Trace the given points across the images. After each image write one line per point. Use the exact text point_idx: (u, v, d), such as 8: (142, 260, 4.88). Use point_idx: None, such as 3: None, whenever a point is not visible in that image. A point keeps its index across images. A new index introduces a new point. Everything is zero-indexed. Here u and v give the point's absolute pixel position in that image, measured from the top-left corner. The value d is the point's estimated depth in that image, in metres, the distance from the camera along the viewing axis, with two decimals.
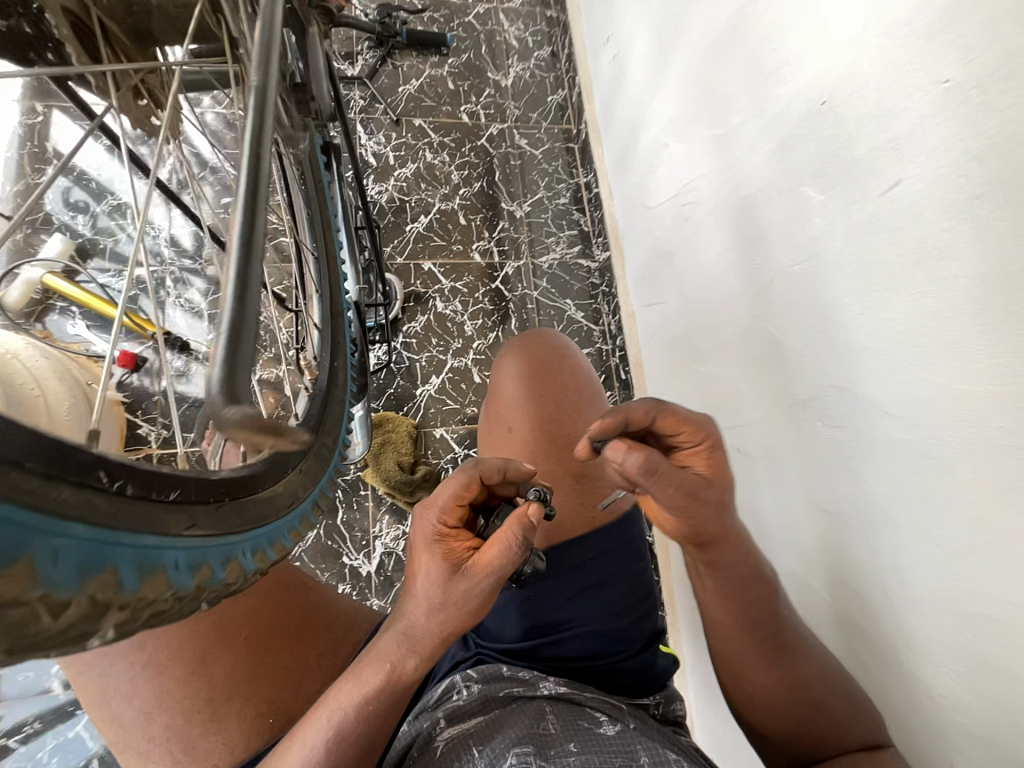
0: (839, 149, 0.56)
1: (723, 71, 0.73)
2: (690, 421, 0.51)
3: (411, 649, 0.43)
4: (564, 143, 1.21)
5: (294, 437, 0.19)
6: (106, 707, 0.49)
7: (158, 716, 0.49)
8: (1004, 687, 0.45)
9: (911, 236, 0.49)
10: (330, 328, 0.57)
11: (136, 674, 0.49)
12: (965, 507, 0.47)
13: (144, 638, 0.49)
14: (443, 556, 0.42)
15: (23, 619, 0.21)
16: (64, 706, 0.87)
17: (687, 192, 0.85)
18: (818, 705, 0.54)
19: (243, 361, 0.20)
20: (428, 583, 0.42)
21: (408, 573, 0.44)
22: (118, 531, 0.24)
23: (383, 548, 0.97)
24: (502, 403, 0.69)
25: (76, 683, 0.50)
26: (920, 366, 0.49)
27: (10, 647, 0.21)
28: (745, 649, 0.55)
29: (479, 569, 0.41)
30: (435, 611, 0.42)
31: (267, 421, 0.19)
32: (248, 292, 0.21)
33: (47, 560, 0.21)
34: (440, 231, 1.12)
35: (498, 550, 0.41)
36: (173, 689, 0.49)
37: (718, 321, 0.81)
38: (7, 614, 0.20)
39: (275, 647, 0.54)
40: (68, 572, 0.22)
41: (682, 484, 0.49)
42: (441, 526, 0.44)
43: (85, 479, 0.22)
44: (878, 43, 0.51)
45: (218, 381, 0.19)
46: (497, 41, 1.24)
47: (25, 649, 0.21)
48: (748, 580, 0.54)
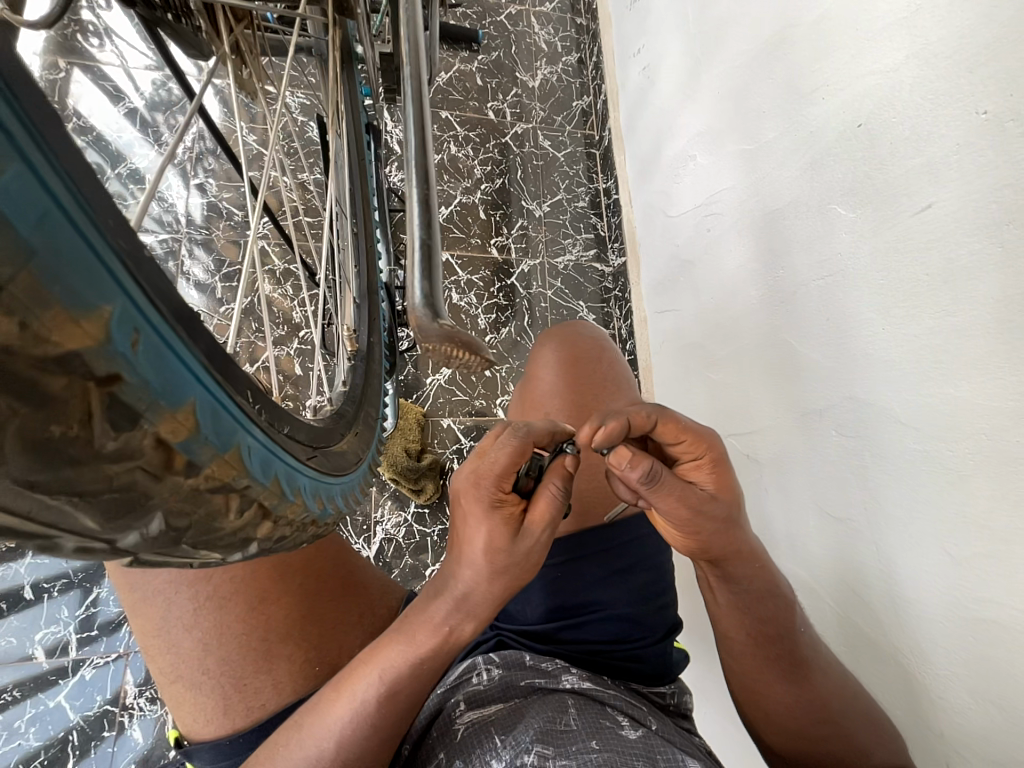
0: (874, 170, 0.59)
1: (757, 89, 0.75)
2: (691, 431, 0.50)
3: (467, 612, 0.43)
4: (585, 148, 1.23)
5: (486, 355, 0.24)
6: (163, 637, 0.49)
7: (214, 650, 0.49)
8: (1002, 687, 0.48)
9: (939, 257, 0.52)
10: (367, 303, 0.56)
11: (199, 604, 0.49)
12: (975, 514, 0.49)
13: (210, 571, 0.49)
14: (504, 520, 0.42)
15: (215, 510, 0.24)
16: (47, 675, 0.84)
17: (710, 204, 0.87)
18: (838, 722, 0.55)
19: (439, 286, 0.23)
20: (491, 547, 0.41)
21: (458, 541, 0.43)
22: (276, 442, 0.27)
23: (383, 534, 0.95)
24: (537, 389, 0.70)
25: (133, 609, 0.49)
26: (940, 380, 0.52)
27: (196, 537, 0.24)
28: (761, 667, 0.56)
29: (536, 526, 0.42)
30: (497, 574, 0.42)
31: (467, 339, 0.23)
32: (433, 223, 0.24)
33: (246, 454, 0.24)
34: (460, 223, 1.11)
35: (549, 501, 0.44)
36: (233, 623, 0.49)
37: (736, 330, 0.82)
38: (213, 499, 0.23)
39: (326, 599, 0.54)
40: (257, 470, 0.25)
41: (683, 498, 0.49)
42: (496, 491, 0.43)
43: (243, 394, 0.25)
44: (918, 73, 0.54)
45: (423, 301, 0.23)
46: (527, 43, 1.25)
47: (204, 541, 0.24)
48: (766, 594, 0.55)
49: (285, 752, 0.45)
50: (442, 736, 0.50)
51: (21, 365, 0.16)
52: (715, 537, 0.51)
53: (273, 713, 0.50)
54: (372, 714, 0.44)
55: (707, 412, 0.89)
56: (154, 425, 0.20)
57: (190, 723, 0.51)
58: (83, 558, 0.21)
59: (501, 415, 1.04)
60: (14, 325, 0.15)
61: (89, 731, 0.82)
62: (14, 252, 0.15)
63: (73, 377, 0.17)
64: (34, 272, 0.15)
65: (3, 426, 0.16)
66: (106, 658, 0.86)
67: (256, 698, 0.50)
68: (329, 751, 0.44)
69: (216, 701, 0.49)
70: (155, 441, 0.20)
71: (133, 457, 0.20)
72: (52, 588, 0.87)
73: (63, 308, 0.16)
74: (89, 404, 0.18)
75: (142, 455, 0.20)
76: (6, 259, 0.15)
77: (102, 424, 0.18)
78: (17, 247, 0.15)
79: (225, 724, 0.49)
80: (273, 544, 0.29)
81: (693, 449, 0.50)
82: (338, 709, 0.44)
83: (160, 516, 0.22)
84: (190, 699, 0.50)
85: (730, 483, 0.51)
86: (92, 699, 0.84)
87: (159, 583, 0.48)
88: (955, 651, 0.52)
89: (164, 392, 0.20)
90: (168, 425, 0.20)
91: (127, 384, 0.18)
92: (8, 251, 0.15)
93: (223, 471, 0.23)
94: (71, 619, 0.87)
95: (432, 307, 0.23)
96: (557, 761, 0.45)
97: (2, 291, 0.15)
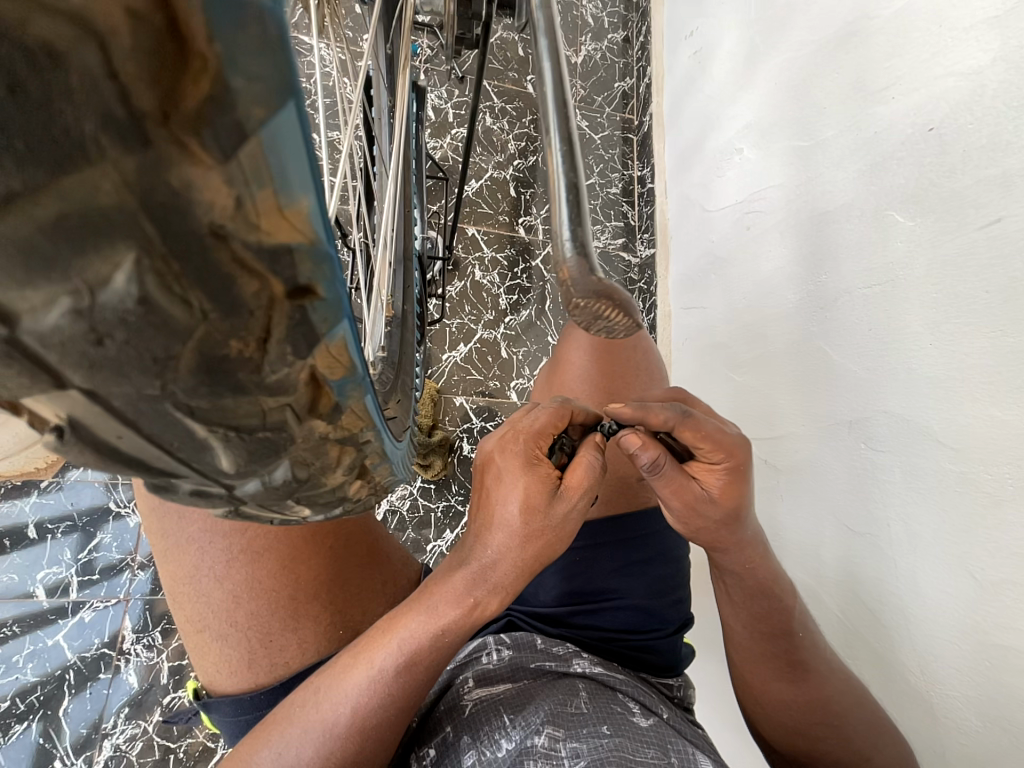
0: (940, 178, 0.56)
1: (821, 83, 0.72)
2: (711, 438, 0.49)
3: (493, 581, 0.46)
4: (623, 133, 1.18)
5: (631, 315, 0.20)
6: (193, 587, 0.48)
7: (245, 604, 0.48)
8: (1013, 715, 0.48)
9: (1002, 274, 0.50)
10: (404, 268, 0.53)
11: (231, 558, 0.47)
12: (1009, 540, 0.48)
13: (244, 524, 0.48)
14: (541, 478, 0.46)
15: (330, 460, 0.20)
16: (47, 613, 0.85)
17: (754, 201, 0.84)
18: (840, 724, 0.55)
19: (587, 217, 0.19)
20: (528, 503, 0.45)
21: (491, 504, 0.46)
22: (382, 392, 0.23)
23: (389, 504, 0.95)
24: (566, 374, 0.69)
25: (165, 557, 0.49)
26: (987, 400, 0.51)
27: (298, 490, 0.20)
28: (758, 661, 0.57)
29: (572, 491, 0.46)
30: (532, 534, 0.45)
31: (619, 298, 0.19)
32: (576, 145, 0.20)
33: (373, 404, 0.20)
34: (489, 199, 1.06)
35: (583, 470, 0.47)
36: (264, 580, 0.48)
37: (768, 333, 0.80)
38: (332, 449, 0.20)
39: (354, 564, 0.53)
40: (377, 421, 0.21)
41: (682, 493, 0.48)
42: (532, 451, 0.47)
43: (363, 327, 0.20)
44: (1006, 76, 0.51)
45: (571, 244, 0.18)
46: (573, 15, 1.20)
47: (305, 494, 0.21)
48: (756, 594, 0.55)
49: (305, 712, 0.45)
50: (450, 711, 0.50)
51: (224, 254, 0.12)
52: (709, 532, 0.51)
53: (296, 671, 0.50)
54: (391, 681, 0.45)
55: (727, 413, 0.88)
56: (313, 358, 0.16)
57: (212, 674, 0.51)
58: (193, 503, 0.18)
59: (515, 399, 1.02)
60: (229, 198, 0.12)
61: (86, 671, 0.83)
62: (272, 96, 0.11)
63: (265, 280, 0.13)
64: (273, 135, 0.11)
65: (192, 331, 0.13)
66: (106, 602, 0.86)
67: (281, 655, 0.50)
68: (346, 717, 0.44)
69: (241, 654, 0.49)
70: (310, 376, 0.16)
71: (286, 393, 0.16)
72: (57, 529, 0.88)
73: (277, 187, 0.12)
74: (272, 318, 0.14)
75: (293, 391, 0.16)
76: (260, 102, 0.11)
77: (279, 347, 0.15)
78: (280, 91, 0.11)
79: (250, 677, 0.50)
80: (354, 505, 0.25)
81: (716, 453, 0.49)
82: (355, 675, 0.45)
83: (286, 465, 0.18)
84: (215, 650, 0.50)
85: (737, 493, 0.50)
86: (90, 641, 0.84)
87: (176, 538, 0.47)
88: (965, 672, 0.52)
89: (341, 317, 0.15)
90: (323, 361, 0.16)
91: (318, 300, 0.14)
92: (266, 90, 0.11)
93: (351, 423, 0.19)
94: (74, 561, 0.87)
95: (586, 256, 0.18)
96: (567, 743, 0.45)
97: (238, 147, 0.11)
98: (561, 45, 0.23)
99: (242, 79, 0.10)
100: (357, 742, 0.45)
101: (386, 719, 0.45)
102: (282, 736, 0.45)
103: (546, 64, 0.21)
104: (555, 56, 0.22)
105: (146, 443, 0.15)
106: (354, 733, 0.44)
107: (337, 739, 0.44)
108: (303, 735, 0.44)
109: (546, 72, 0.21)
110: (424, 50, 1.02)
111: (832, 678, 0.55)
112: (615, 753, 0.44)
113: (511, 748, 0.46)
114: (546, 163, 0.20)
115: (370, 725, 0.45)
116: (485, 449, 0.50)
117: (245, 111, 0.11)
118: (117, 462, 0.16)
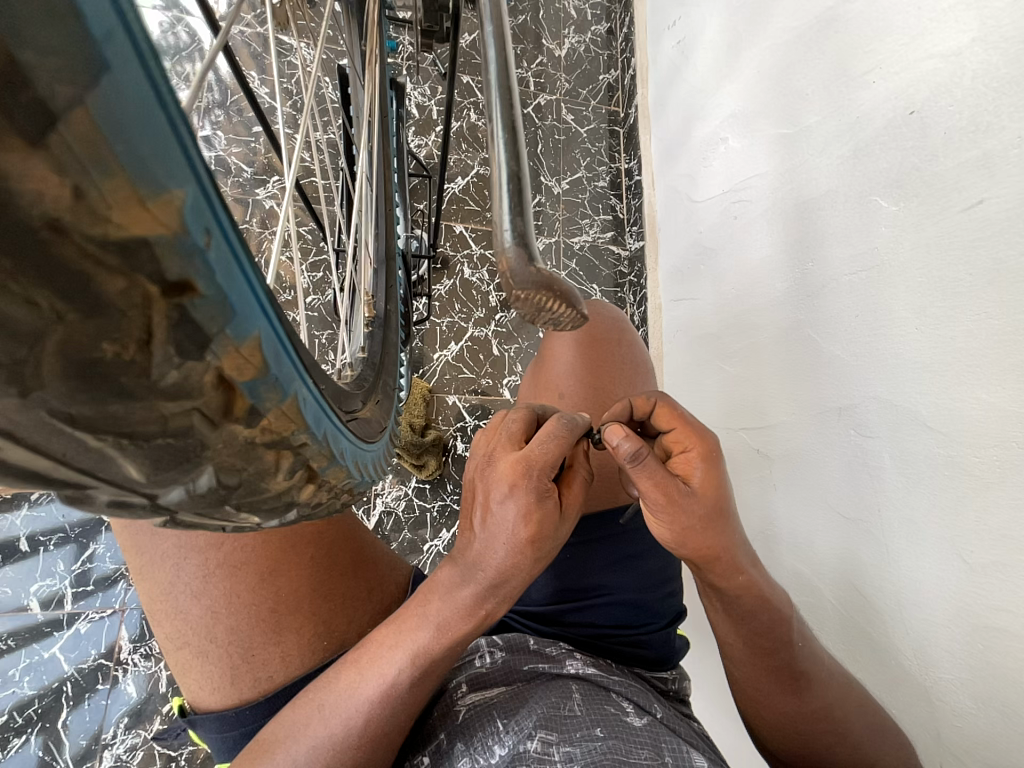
0: (922, 162, 0.56)
1: (803, 70, 0.71)
2: (691, 426, 0.51)
3: (504, 590, 0.46)
4: (609, 125, 1.17)
5: (577, 308, 0.19)
6: (171, 602, 0.48)
7: (224, 619, 0.48)
8: (1007, 694, 0.48)
9: (986, 257, 0.50)
10: (386, 268, 0.52)
11: (208, 572, 0.48)
12: (997, 523, 0.49)
13: (221, 537, 0.48)
14: (550, 504, 0.44)
15: (263, 469, 0.20)
16: (42, 626, 0.84)
17: (741, 190, 0.84)
18: (842, 729, 0.55)
19: (528, 212, 0.19)
20: (536, 529, 0.44)
21: (488, 518, 0.45)
22: (320, 390, 0.22)
23: (383, 506, 0.94)
24: (551, 373, 0.69)
25: (140, 578, 0.48)
26: (974, 383, 0.51)
27: (237, 499, 0.20)
28: (761, 676, 0.56)
29: (572, 506, 0.47)
30: (541, 550, 0.45)
31: (561, 287, 0.18)
32: (518, 134, 0.19)
33: (303, 403, 0.20)
34: (475, 195, 1.06)
35: (580, 480, 0.48)
36: (243, 593, 0.48)
37: (757, 322, 0.80)
38: (263, 455, 0.20)
39: (338, 573, 0.53)
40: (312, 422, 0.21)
41: (662, 486, 0.47)
42: (543, 482, 0.44)
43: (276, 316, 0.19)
44: (986, 55, 0.50)
45: (510, 239, 0.18)
46: (555, 8, 1.18)
47: (247, 503, 0.21)
48: (756, 611, 0.54)
49: (309, 727, 0.45)
50: (444, 717, 0.51)
51: (69, 249, 0.12)
52: (696, 536, 0.49)
53: (281, 685, 0.50)
54: (405, 688, 0.45)
55: (720, 404, 0.87)
56: (216, 358, 0.16)
57: (195, 691, 0.51)
58: (116, 516, 0.18)
59: (508, 396, 1.02)
60: (65, 189, 0.12)
61: (84, 683, 0.82)
62: (73, 71, 0.11)
63: (133, 278, 0.13)
64: (92, 111, 0.11)
65: (44, 333, 0.13)
66: (102, 613, 0.85)
67: (264, 670, 0.50)
68: (358, 725, 0.45)
69: (224, 670, 0.49)
70: (217, 379, 0.17)
71: (191, 397, 0.16)
72: (48, 541, 0.87)
73: (128, 178, 0.12)
74: (151, 316, 0.14)
75: (199, 395, 0.16)
76: (62, 77, 0.11)
77: (164, 348, 0.15)
78: (84, 61, 0.11)
79: (234, 692, 0.50)
80: (313, 510, 0.26)
81: (685, 438, 0.50)
82: (366, 686, 0.45)
83: (210, 473, 0.18)
84: (196, 667, 0.49)
85: (716, 483, 0.49)
86: (86, 652, 0.83)
87: (154, 553, 0.47)
88: (961, 657, 0.52)
89: (234, 313, 0.16)
90: (231, 362, 0.17)
91: (198, 298, 0.15)
92: (67, 63, 0.10)
93: (280, 424, 0.20)
94: (67, 573, 0.86)
95: (525, 246, 0.18)
96: (560, 747, 0.45)
97: (54, 128, 0.11)
98: (508, 33, 0.22)
99: (33, 54, 0.10)
100: (369, 747, 0.45)
101: (397, 723, 0.46)
102: (286, 751, 0.44)
103: (491, 52, 0.21)
104: (504, 46, 0.22)
105: (34, 455, 0.15)
106: (369, 740, 0.45)
107: (348, 747, 0.45)
108: (312, 745, 0.44)
109: (493, 62, 0.21)
110: (405, 47, 1.01)
111: (832, 683, 0.55)
112: (607, 755, 0.44)
113: (504, 755, 0.46)
114: (490, 161, 0.19)
115: (384, 731, 0.46)
116: (487, 475, 0.46)
117: (49, 89, 0.11)
118: (15, 479, 0.15)
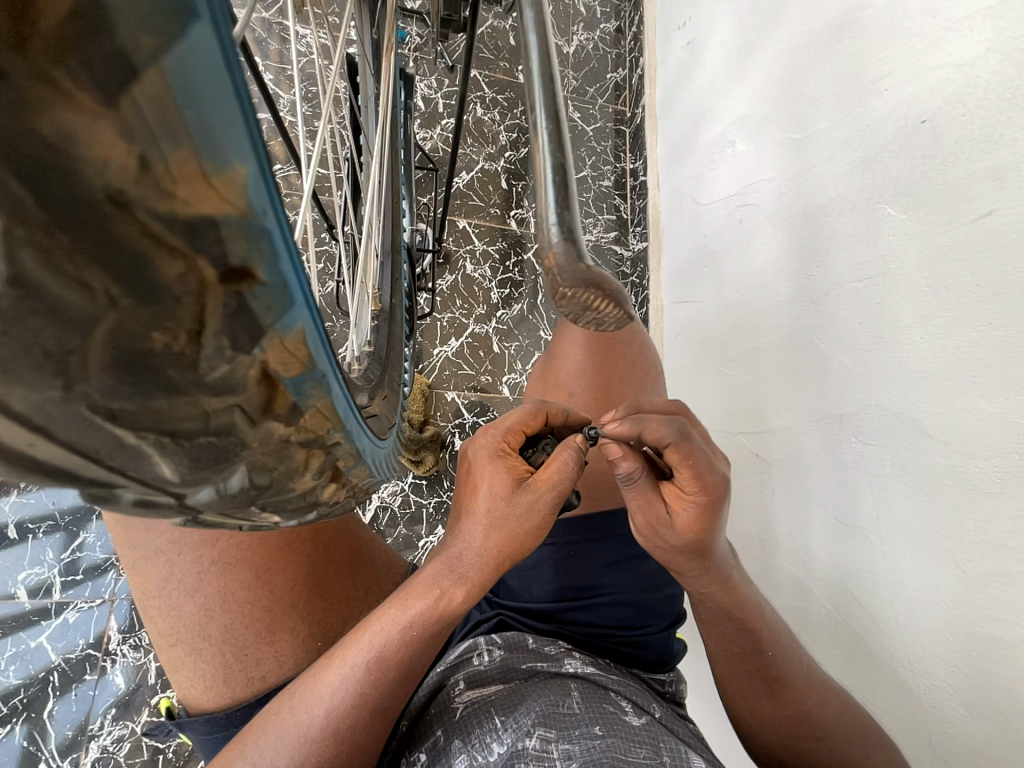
0: (932, 171, 0.56)
1: (814, 76, 0.71)
2: (693, 468, 0.47)
3: (461, 571, 0.46)
4: (615, 124, 1.17)
5: (621, 303, 0.19)
6: (162, 599, 0.47)
7: (217, 617, 0.47)
8: (1002, 703, 0.48)
9: (993, 268, 0.50)
10: (391, 260, 0.51)
11: (202, 569, 0.47)
12: (996, 533, 0.49)
13: (215, 535, 0.47)
14: (507, 469, 0.47)
15: (292, 468, 0.19)
16: (29, 615, 0.83)
17: (748, 193, 0.83)
18: (823, 732, 0.55)
19: (575, 207, 0.18)
20: (493, 494, 0.46)
21: (470, 490, 0.48)
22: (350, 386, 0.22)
23: (379, 502, 0.94)
24: (561, 370, 0.68)
25: (132, 572, 0.48)
26: (977, 394, 0.51)
27: (263, 496, 0.20)
28: (739, 677, 0.57)
29: (542, 484, 0.45)
30: (494, 525, 0.46)
31: (606, 283, 0.18)
32: (564, 126, 0.19)
33: (336, 400, 0.20)
34: (479, 191, 1.05)
35: (556, 470, 0.45)
36: (236, 591, 0.48)
37: (759, 326, 0.80)
38: (296, 453, 0.19)
39: (333, 572, 0.52)
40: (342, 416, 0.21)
41: (645, 513, 0.49)
42: (501, 444, 0.49)
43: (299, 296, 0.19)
44: (996, 66, 0.50)
45: (558, 233, 0.17)
46: (565, 5, 1.17)
47: (270, 501, 0.20)
48: (721, 617, 0.55)
49: (278, 721, 0.44)
50: (441, 714, 0.50)
51: (130, 225, 0.12)
52: (668, 554, 0.51)
53: (273, 684, 0.50)
54: (362, 680, 0.44)
55: (720, 407, 0.87)
56: (264, 353, 0.15)
57: (187, 689, 0.50)
58: (142, 515, 0.18)
59: (507, 394, 1.01)
60: (132, 157, 0.11)
61: (71, 673, 0.81)
62: (158, 19, 0.10)
63: (192, 260, 0.13)
64: (169, 71, 0.11)
65: (97, 320, 0.12)
66: (91, 603, 0.84)
67: (256, 669, 0.49)
68: (320, 721, 0.44)
69: (215, 669, 0.49)
70: (261, 374, 0.16)
71: (234, 392, 0.16)
72: (37, 528, 0.85)
73: (194, 148, 0.11)
74: (204, 304, 0.14)
75: (242, 391, 0.16)
76: (147, 27, 0.10)
77: (216, 340, 0.14)
78: (172, 14, 0.10)
79: (226, 692, 0.49)
80: (329, 510, 0.25)
81: (687, 483, 0.47)
82: (327, 676, 0.45)
83: (243, 471, 0.18)
84: (188, 665, 0.49)
85: (703, 527, 0.48)
86: (75, 642, 0.82)
87: (149, 545, 0.46)
88: (954, 664, 0.53)
89: (288, 303, 0.15)
90: (277, 355, 0.16)
91: (257, 285, 0.14)
92: (152, 9, 0.10)
93: (316, 424, 0.19)
94: (56, 562, 0.85)
95: (573, 241, 0.17)
96: (559, 745, 0.45)
97: (129, 84, 0.11)
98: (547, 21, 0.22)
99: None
100: (329, 746, 0.44)
101: (360, 721, 0.45)
102: (257, 745, 0.44)
103: (533, 37, 0.21)
104: (545, 34, 0.21)
105: (64, 452, 0.14)
106: (329, 737, 0.44)
107: (312, 743, 0.44)
108: (278, 740, 0.44)
109: (535, 50, 0.21)
110: (413, 37, 1.00)
111: (807, 687, 0.55)
112: (607, 753, 0.44)
113: (502, 753, 0.45)
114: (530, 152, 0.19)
115: (344, 729, 0.44)
116: (471, 451, 0.51)
117: (132, 39, 0.10)
118: (24, 472, 0.14)
